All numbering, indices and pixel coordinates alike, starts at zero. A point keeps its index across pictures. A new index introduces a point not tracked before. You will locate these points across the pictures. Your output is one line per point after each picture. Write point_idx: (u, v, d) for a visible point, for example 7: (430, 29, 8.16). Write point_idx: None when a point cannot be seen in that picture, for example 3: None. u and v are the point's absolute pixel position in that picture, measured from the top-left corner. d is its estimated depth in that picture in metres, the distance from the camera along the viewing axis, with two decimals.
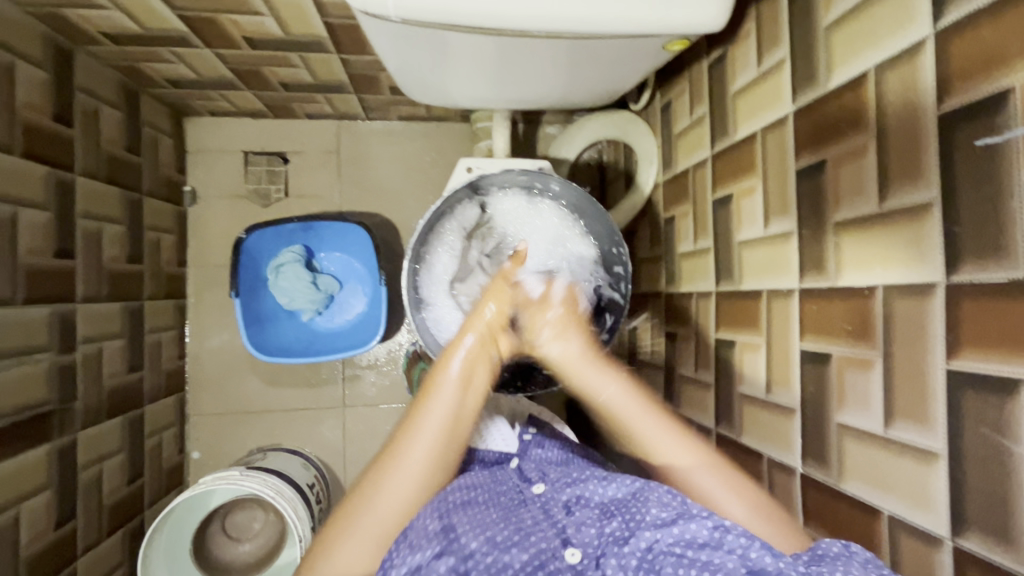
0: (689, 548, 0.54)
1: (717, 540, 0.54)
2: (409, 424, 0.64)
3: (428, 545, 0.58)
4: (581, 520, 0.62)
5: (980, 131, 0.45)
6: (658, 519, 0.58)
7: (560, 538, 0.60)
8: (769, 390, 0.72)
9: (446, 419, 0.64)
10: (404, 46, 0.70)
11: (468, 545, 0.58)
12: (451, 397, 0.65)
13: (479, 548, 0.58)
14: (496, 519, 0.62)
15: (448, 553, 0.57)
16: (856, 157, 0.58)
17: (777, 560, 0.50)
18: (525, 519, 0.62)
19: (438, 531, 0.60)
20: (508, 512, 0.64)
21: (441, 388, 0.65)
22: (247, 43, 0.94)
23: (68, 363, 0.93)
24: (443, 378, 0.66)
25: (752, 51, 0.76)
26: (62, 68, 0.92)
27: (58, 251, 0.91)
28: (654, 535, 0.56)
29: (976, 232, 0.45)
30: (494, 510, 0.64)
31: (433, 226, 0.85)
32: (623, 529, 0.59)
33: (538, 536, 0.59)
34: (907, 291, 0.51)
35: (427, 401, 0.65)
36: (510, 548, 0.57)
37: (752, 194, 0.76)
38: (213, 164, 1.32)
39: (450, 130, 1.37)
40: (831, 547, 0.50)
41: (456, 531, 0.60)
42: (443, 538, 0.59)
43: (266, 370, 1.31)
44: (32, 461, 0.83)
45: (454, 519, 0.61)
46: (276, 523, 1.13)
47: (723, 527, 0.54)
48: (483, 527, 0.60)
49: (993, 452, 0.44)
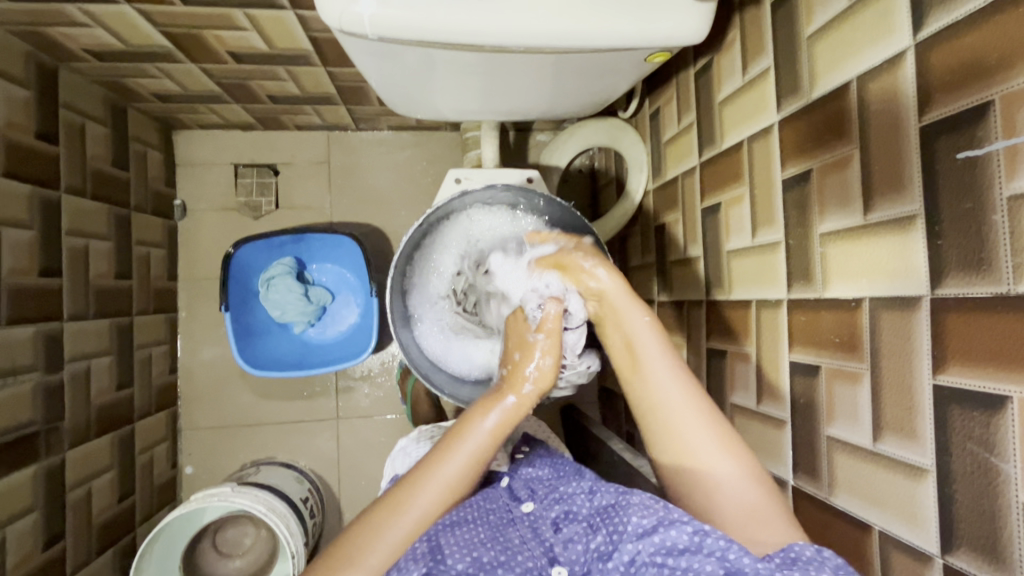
0: (670, 556, 0.51)
1: (697, 544, 0.51)
2: (436, 460, 0.60)
3: (415, 567, 0.54)
4: (569, 537, 0.62)
5: (962, 144, 0.45)
6: (639, 528, 0.55)
7: (547, 556, 0.60)
8: (759, 401, 0.72)
9: (475, 461, 0.61)
10: (386, 63, 0.70)
11: (455, 567, 0.55)
12: (480, 445, 0.62)
13: (466, 569, 0.56)
14: (484, 538, 0.60)
15: (435, 574, 0.54)
16: (841, 168, 0.57)
17: (756, 561, 0.48)
18: (513, 539, 0.62)
19: (426, 552, 0.56)
20: (496, 531, 0.63)
21: (471, 437, 0.62)
22: (231, 58, 0.94)
23: (55, 382, 0.92)
24: (474, 428, 0.62)
25: (737, 60, 0.76)
26: (45, 86, 0.92)
27: (43, 269, 0.90)
28: (636, 546, 0.53)
29: (960, 246, 0.45)
30: (482, 528, 0.62)
31: (416, 250, 0.85)
32: (606, 543, 0.57)
33: (525, 555, 0.60)
34: (893, 304, 0.51)
35: (457, 443, 0.61)
36: (496, 570, 0.56)
37: (739, 204, 0.76)
38: (202, 178, 1.31)
39: (441, 139, 1.37)
40: (802, 552, 0.48)
41: (442, 552, 0.57)
42: (430, 559, 0.55)
43: (258, 383, 1.30)
44: (18, 482, 0.82)
45: (441, 539, 0.58)
46: (269, 539, 1.12)
47: (702, 531, 0.51)
48: (470, 546, 0.58)
49: (981, 469, 0.44)
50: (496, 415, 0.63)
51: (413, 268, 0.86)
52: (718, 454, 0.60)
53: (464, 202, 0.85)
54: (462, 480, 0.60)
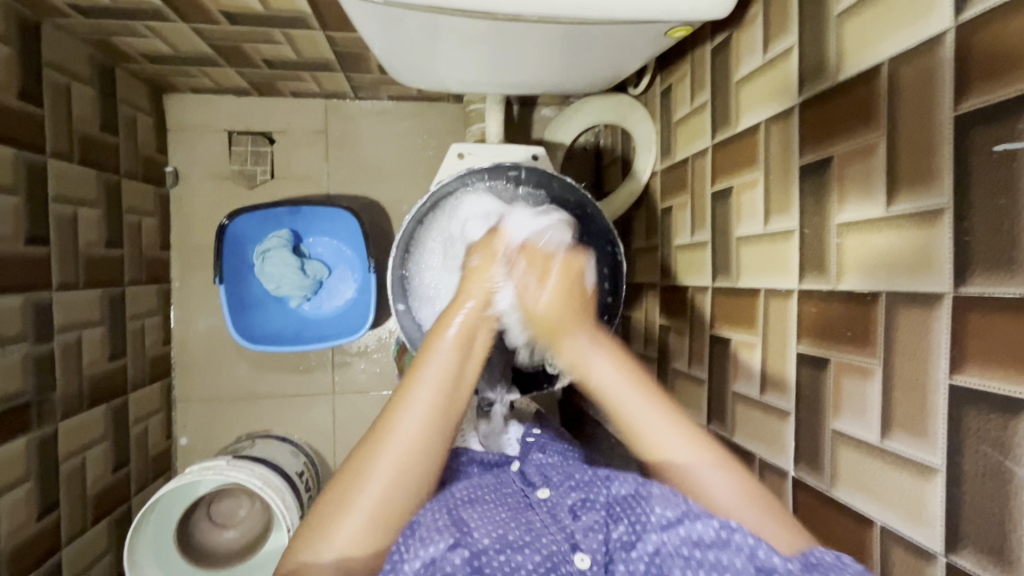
0: (697, 548, 0.53)
1: (724, 539, 0.52)
2: (401, 394, 0.60)
3: (440, 537, 0.56)
4: (588, 525, 0.61)
5: (999, 136, 0.42)
6: (663, 519, 0.57)
7: (568, 543, 0.60)
8: (763, 391, 0.71)
9: (440, 380, 0.60)
10: (391, 29, 0.66)
11: (481, 541, 0.58)
12: (449, 353, 0.62)
13: (492, 544, 0.58)
14: (506, 518, 0.63)
15: (462, 545, 0.56)
16: (865, 155, 0.55)
17: (786, 561, 0.49)
18: (534, 522, 0.63)
19: (450, 524, 0.59)
20: (516, 514, 0.64)
21: (437, 350, 0.62)
22: (224, 17, 0.89)
23: (44, 353, 0.90)
24: (438, 342, 0.62)
25: (758, 36, 0.72)
26: (27, 43, 0.87)
27: (30, 236, 0.87)
28: (661, 538, 0.56)
29: (988, 245, 0.43)
30: (504, 509, 0.64)
31: (409, 245, 0.83)
32: (629, 533, 0.59)
33: (548, 538, 0.60)
34: (911, 301, 0.50)
35: (425, 361, 0.61)
36: (523, 548, 0.58)
37: (753, 189, 0.73)
38: (196, 144, 1.27)
39: (441, 111, 1.32)
40: (822, 557, 0.48)
41: (468, 525, 0.59)
42: (455, 531, 0.58)
43: (253, 356, 1.29)
44: (10, 453, 0.81)
45: (464, 515, 0.61)
46: (263, 511, 1.12)
47: (730, 526, 0.52)
48: (495, 524, 0.61)
49: (993, 472, 0.43)
50: (461, 326, 0.63)
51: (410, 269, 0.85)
52: (678, 440, 0.60)
53: (455, 185, 0.82)
54: (440, 404, 0.59)
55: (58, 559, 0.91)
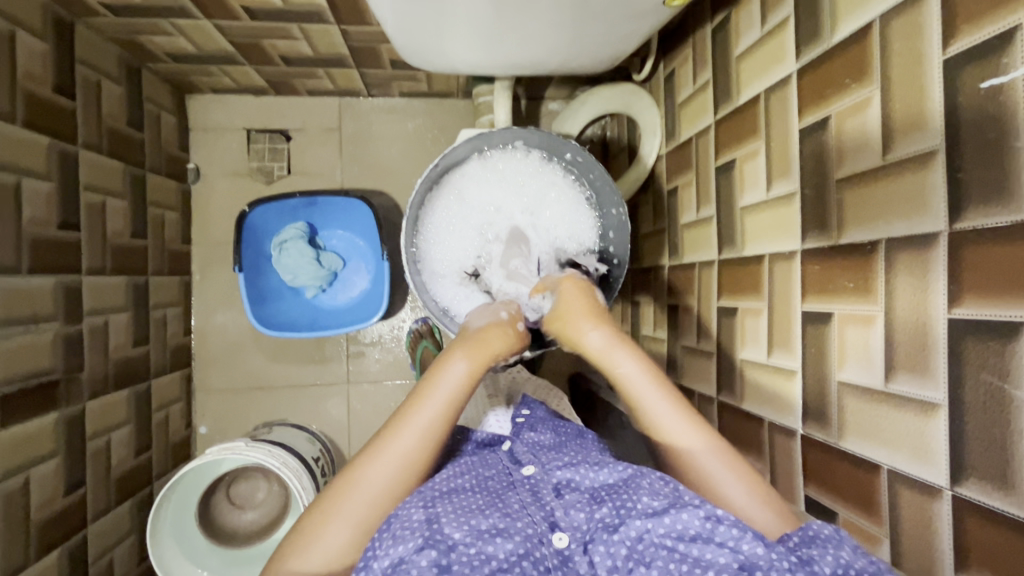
0: (680, 541, 0.54)
1: (708, 531, 0.53)
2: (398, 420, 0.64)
3: (411, 537, 0.55)
4: (570, 503, 0.61)
5: (987, 73, 0.44)
6: (649, 508, 0.57)
7: (547, 522, 0.60)
8: (770, 353, 0.72)
9: (444, 409, 0.64)
10: (405, 9, 0.70)
11: (452, 535, 0.56)
12: (450, 390, 0.65)
13: (463, 538, 0.55)
14: (483, 505, 0.60)
15: (432, 545, 0.54)
16: (861, 110, 0.57)
17: (768, 552, 0.50)
18: (511, 505, 0.62)
19: (423, 521, 0.57)
20: (495, 497, 0.62)
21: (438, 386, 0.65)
22: (245, 13, 0.94)
23: (74, 333, 0.94)
24: (443, 375, 0.66)
25: (756, 11, 0.75)
26: (61, 41, 0.92)
27: (62, 222, 0.92)
28: (645, 525, 0.55)
29: (980, 179, 0.45)
30: (482, 495, 0.62)
31: (421, 212, 0.85)
32: (612, 515, 0.58)
33: (525, 522, 0.59)
34: (909, 243, 0.51)
35: (424, 394, 0.65)
36: (495, 538, 0.56)
37: (755, 158, 0.75)
38: (216, 142, 1.32)
39: (451, 107, 1.36)
40: (822, 529, 0.51)
41: (441, 520, 0.57)
42: (426, 529, 0.56)
43: (270, 347, 1.32)
44: (40, 428, 0.85)
45: (439, 508, 0.58)
46: (280, 494, 1.14)
47: (715, 518, 0.53)
48: (469, 514, 0.58)
49: (994, 399, 0.44)
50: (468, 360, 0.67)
51: (419, 240, 0.86)
52: (686, 428, 0.63)
53: (467, 151, 0.84)
54: (436, 428, 0.63)
55: (84, 535, 0.94)
